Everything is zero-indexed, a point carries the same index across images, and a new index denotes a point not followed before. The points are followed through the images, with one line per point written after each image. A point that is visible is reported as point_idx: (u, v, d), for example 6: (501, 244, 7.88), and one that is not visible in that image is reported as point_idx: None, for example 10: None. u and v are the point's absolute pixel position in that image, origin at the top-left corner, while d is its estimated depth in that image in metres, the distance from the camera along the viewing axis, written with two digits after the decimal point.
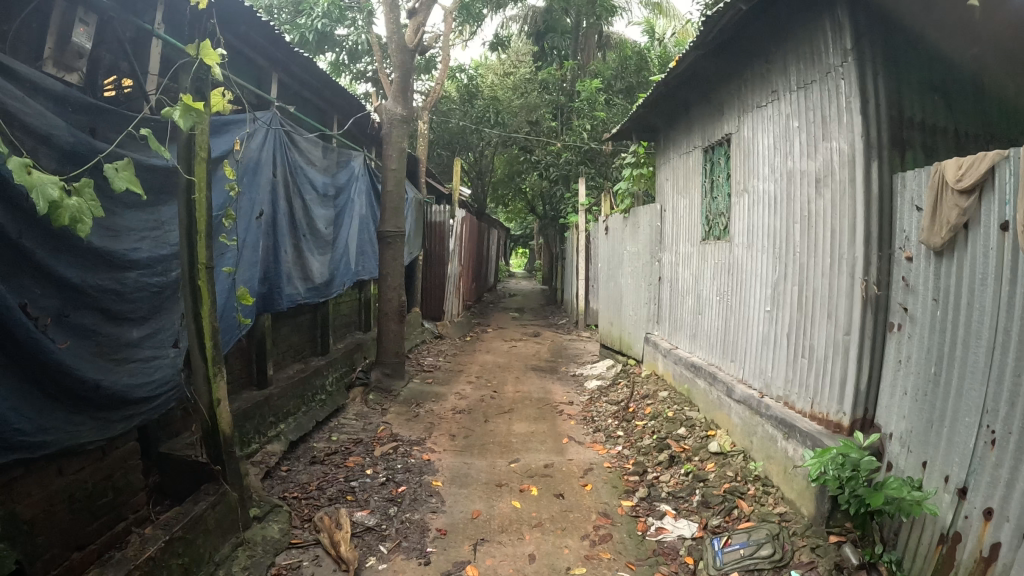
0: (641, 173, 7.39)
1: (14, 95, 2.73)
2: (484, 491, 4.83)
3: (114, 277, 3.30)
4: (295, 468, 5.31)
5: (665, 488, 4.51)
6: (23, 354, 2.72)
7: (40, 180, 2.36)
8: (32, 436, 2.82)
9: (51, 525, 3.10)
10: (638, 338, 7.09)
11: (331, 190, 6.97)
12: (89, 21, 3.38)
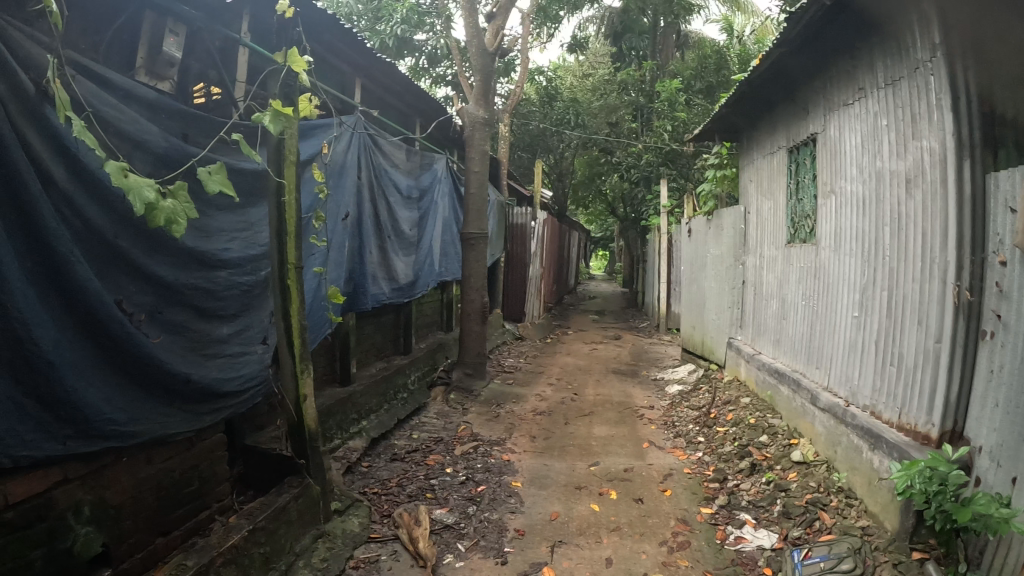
0: (724, 174, 7.21)
1: (109, 102, 2.89)
2: (563, 493, 4.82)
3: (205, 276, 3.45)
4: (376, 465, 5.43)
5: (745, 496, 4.39)
6: (117, 349, 2.88)
7: (137, 182, 2.50)
8: (125, 426, 2.98)
9: (137, 510, 3.26)
10: (721, 343, 6.93)
11: (415, 192, 7.10)
12: (181, 31, 3.54)
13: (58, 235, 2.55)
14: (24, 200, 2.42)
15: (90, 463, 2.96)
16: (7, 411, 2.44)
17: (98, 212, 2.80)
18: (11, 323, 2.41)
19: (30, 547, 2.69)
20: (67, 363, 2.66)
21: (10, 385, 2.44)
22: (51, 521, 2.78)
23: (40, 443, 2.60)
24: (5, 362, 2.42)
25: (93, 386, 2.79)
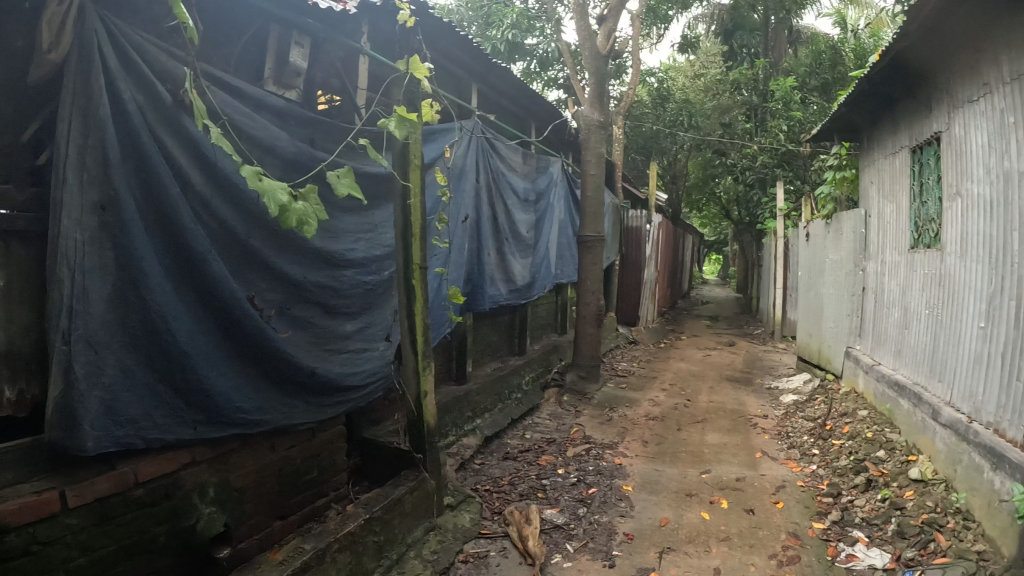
0: (844, 176, 6.88)
1: (241, 111, 3.10)
2: (672, 499, 4.76)
3: (332, 275, 3.64)
4: (488, 463, 5.53)
5: (859, 513, 4.20)
6: (251, 345, 3.08)
7: (271, 186, 2.69)
8: (252, 415, 3.15)
9: (258, 494, 3.43)
10: (838, 352, 6.62)
11: (532, 196, 7.17)
12: (306, 41, 3.75)
13: (195, 234, 2.75)
14: (163, 202, 2.63)
15: (215, 448, 3.13)
16: (144, 397, 2.62)
17: (230, 213, 3.00)
18: (150, 315, 2.59)
19: (155, 523, 2.86)
20: (202, 353, 2.83)
21: (147, 373, 2.63)
22: (176, 500, 2.94)
23: (172, 427, 2.77)
24: (143, 349, 2.60)
25: (224, 376, 2.96)
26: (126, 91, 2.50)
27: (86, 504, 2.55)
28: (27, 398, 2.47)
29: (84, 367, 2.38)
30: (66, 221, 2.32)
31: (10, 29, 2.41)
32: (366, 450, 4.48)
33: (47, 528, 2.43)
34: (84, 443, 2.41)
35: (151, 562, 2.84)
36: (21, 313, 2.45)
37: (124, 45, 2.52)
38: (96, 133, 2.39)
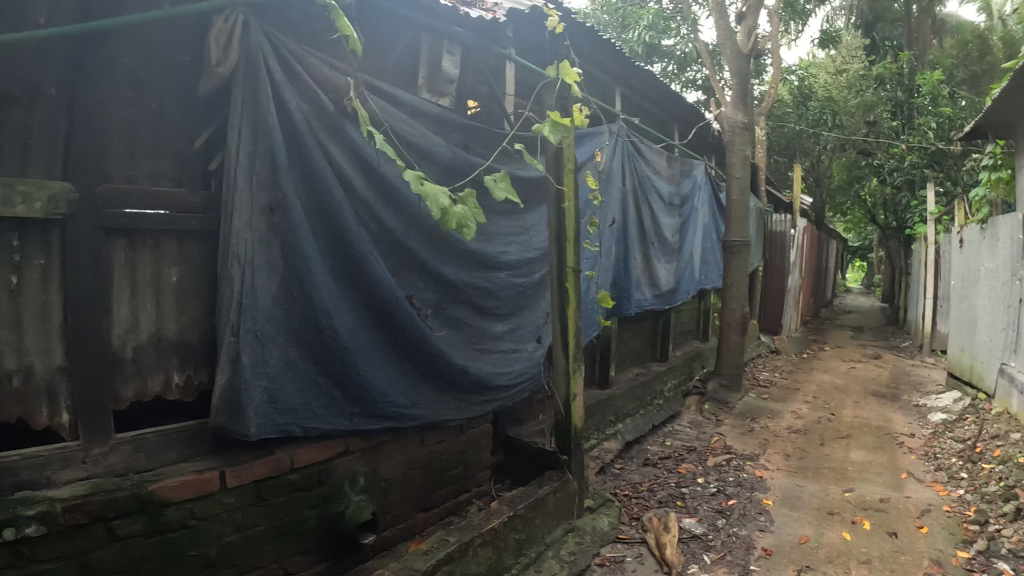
0: (998, 177, 6.31)
1: (402, 119, 2.74)
2: (810, 517, 4.31)
3: (485, 276, 3.11)
4: (628, 468, 5.14)
5: (1007, 544, 3.87)
6: (405, 343, 2.67)
7: (432, 189, 2.37)
8: (404, 409, 2.72)
9: (406, 487, 2.92)
10: (991, 369, 6.06)
11: (677, 199, 6.58)
12: (458, 50, 3.40)
13: (359, 238, 2.42)
14: (328, 207, 2.35)
15: (369, 436, 2.70)
16: (306, 387, 2.33)
17: (395, 214, 2.67)
18: (313, 311, 2.30)
19: (305, 506, 2.47)
20: (363, 350, 2.50)
21: (309, 365, 2.34)
22: (329, 486, 2.55)
23: (329, 418, 2.44)
24: (304, 341, 2.31)
25: (382, 371, 2.59)
26: (291, 98, 2.25)
27: (244, 485, 2.26)
28: (194, 383, 2.35)
29: (250, 358, 2.14)
30: (237, 222, 2.11)
31: (181, 44, 2.28)
32: (513, 448, 3.86)
33: (205, 505, 2.16)
34: (247, 428, 2.16)
35: (298, 546, 2.45)
36: (194, 305, 2.34)
37: (286, 54, 2.26)
38: (265, 140, 2.16)
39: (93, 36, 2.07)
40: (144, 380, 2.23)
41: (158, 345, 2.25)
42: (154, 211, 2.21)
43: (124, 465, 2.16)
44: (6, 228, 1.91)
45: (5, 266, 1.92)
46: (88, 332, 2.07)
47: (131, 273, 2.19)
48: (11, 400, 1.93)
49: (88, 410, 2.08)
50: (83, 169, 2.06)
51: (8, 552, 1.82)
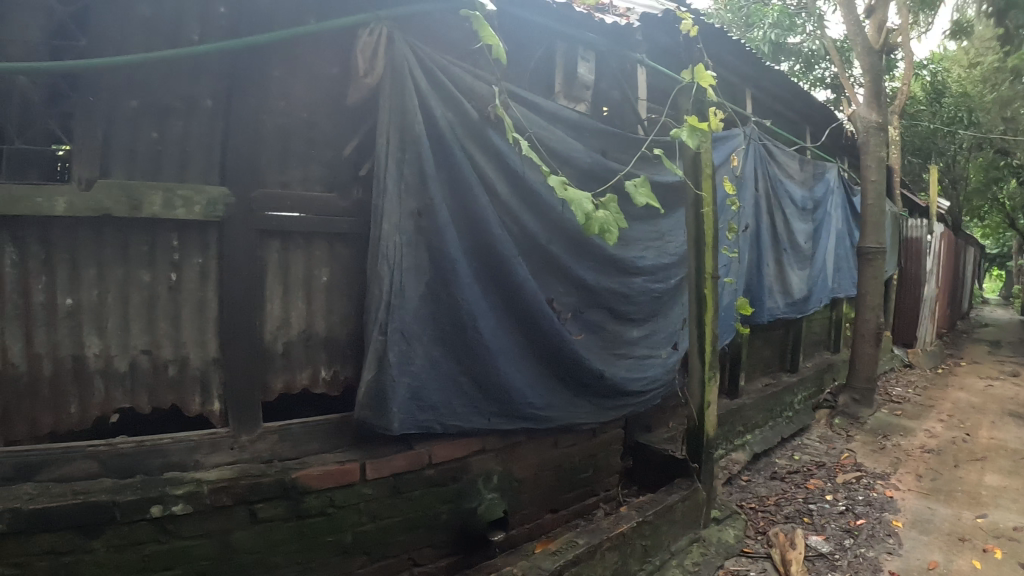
0: None
1: (543, 126, 2.50)
2: (941, 541, 3.66)
3: (621, 281, 2.82)
4: (755, 480, 4.42)
5: None
6: (546, 346, 2.46)
7: (577, 194, 2.14)
8: (541, 411, 2.50)
9: (537, 489, 2.81)
10: None
11: (811, 204, 5.28)
12: (593, 54, 3.08)
13: (504, 241, 2.28)
14: (474, 213, 2.22)
15: (505, 436, 2.64)
16: (448, 387, 2.22)
17: (540, 220, 2.49)
18: (458, 311, 2.19)
19: (439, 500, 2.45)
20: (504, 350, 2.34)
21: (452, 364, 2.22)
22: (463, 483, 2.51)
23: (471, 418, 2.31)
24: (448, 342, 2.20)
25: (521, 372, 2.41)
26: (437, 106, 2.15)
27: (382, 477, 2.29)
28: (340, 378, 2.41)
29: (398, 356, 2.06)
30: (386, 224, 2.03)
31: (330, 56, 2.30)
32: (641, 451, 3.52)
33: (344, 494, 2.21)
34: (390, 422, 2.08)
35: (428, 539, 2.42)
36: (343, 304, 2.40)
37: (431, 63, 2.17)
38: (412, 146, 2.08)
39: (243, 52, 2.14)
40: (293, 373, 2.31)
41: (307, 341, 2.33)
42: (305, 215, 2.26)
43: (270, 452, 2.23)
44: (168, 230, 2.07)
45: (166, 264, 2.08)
46: (242, 327, 2.18)
47: (284, 273, 2.27)
48: (168, 388, 2.11)
49: (238, 400, 2.18)
50: (240, 173, 2.15)
51: (156, 527, 1.96)
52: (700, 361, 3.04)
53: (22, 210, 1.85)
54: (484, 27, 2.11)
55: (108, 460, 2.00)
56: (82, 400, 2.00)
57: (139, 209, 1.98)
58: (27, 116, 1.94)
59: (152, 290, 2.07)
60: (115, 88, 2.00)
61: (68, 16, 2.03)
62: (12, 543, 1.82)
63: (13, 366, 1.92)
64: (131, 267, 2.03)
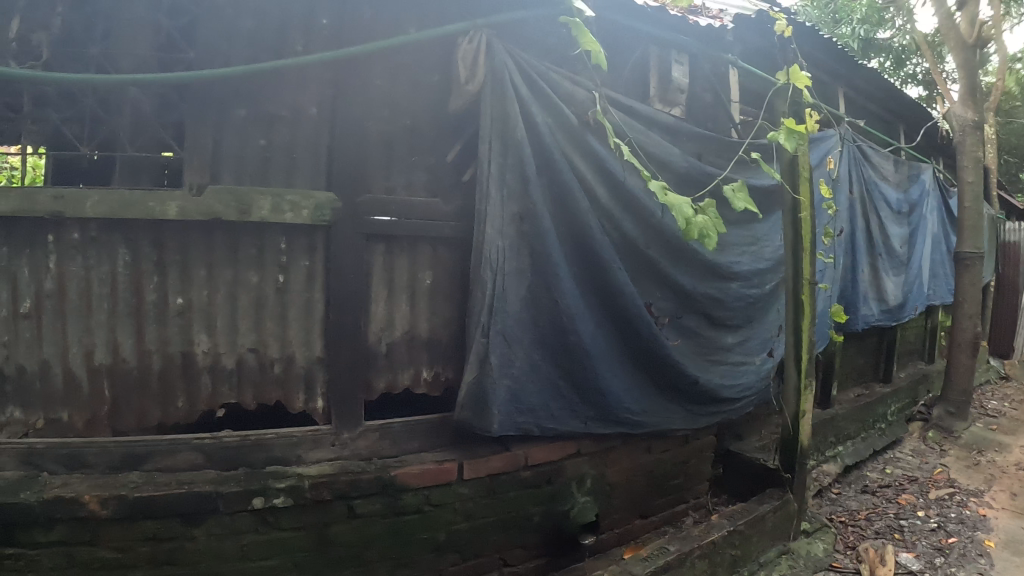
0: None
1: (638, 129, 2.60)
2: None
3: (718, 286, 2.83)
4: (846, 493, 4.32)
5: None
6: (645, 351, 2.48)
7: (677, 201, 2.25)
8: (636, 416, 2.52)
9: (630, 493, 2.83)
10: None
11: (905, 207, 5.12)
12: (686, 57, 3.14)
13: (605, 246, 2.29)
14: (575, 218, 2.25)
15: (601, 439, 2.67)
16: (546, 389, 2.24)
17: (638, 224, 2.51)
18: (559, 315, 2.21)
19: (532, 502, 2.49)
20: (602, 354, 2.35)
21: (551, 367, 2.25)
22: (558, 485, 2.55)
23: (567, 420, 2.32)
24: (548, 345, 2.23)
25: (618, 377, 2.42)
26: (538, 111, 2.19)
27: (479, 477, 2.36)
28: (441, 379, 2.49)
29: (499, 359, 2.09)
30: (489, 229, 2.06)
31: (430, 64, 2.38)
32: (732, 458, 3.51)
33: (440, 493, 2.29)
34: (489, 424, 2.11)
35: (520, 540, 2.47)
36: (445, 306, 2.47)
37: (532, 70, 2.21)
38: (514, 152, 2.12)
39: (348, 62, 2.23)
40: (394, 374, 2.40)
41: (410, 342, 2.42)
42: (412, 219, 2.33)
43: (370, 449, 2.33)
44: (276, 234, 2.19)
45: (274, 265, 2.20)
46: (347, 328, 2.28)
47: (388, 276, 2.36)
48: (273, 385, 2.24)
49: (341, 398, 2.29)
50: (344, 178, 2.22)
51: (255, 518, 2.10)
52: (795, 370, 3.03)
53: (137, 213, 2.01)
54: (584, 32, 2.17)
55: (213, 452, 2.15)
56: (189, 394, 2.17)
57: (249, 213, 2.09)
58: (139, 125, 2.12)
59: (261, 290, 2.20)
60: (222, 98, 2.13)
61: (176, 30, 2.20)
62: (118, 527, 2.02)
63: (125, 359, 2.13)
64: (241, 268, 2.17)
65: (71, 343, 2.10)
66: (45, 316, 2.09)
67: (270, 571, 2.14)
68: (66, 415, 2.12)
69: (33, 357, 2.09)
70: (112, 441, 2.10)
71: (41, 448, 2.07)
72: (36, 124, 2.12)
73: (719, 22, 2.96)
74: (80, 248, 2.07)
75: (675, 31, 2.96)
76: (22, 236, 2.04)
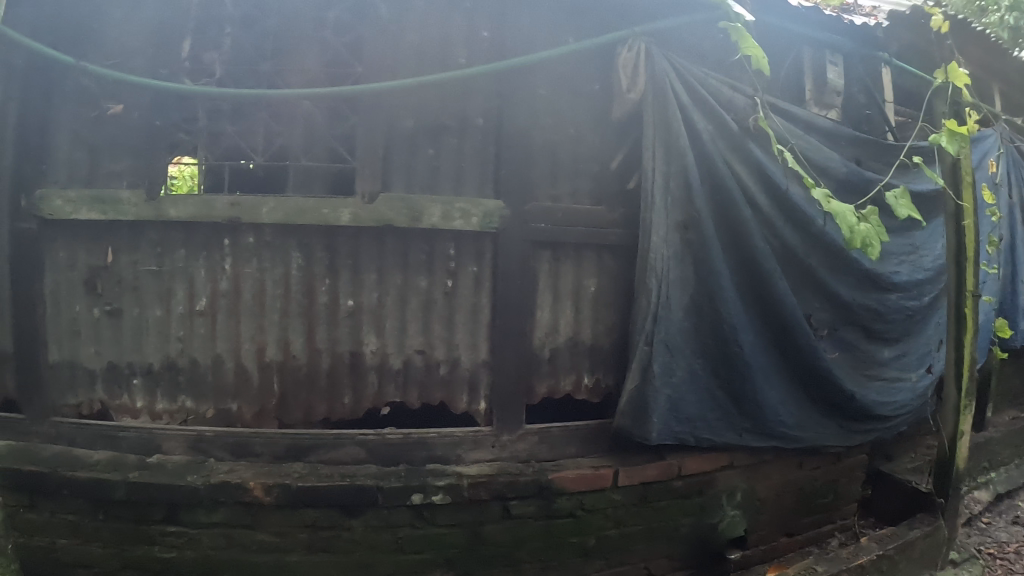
0: None
1: (798, 134, 2.74)
2: None
3: (876, 298, 2.84)
4: (998, 524, 4.12)
5: None
6: (801, 361, 2.59)
7: (840, 207, 2.32)
8: (790, 430, 2.65)
9: (778, 509, 2.88)
10: None
11: None
12: (840, 58, 3.20)
13: (767, 255, 2.46)
14: (736, 223, 2.44)
15: (754, 454, 2.72)
16: (703, 398, 2.45)
17: (797, 229, 2.62)
18: (721, 324, 2.41)
19: (683, 514, 2.59)
20: (761, 366, 2.51)
21: (709, 377, 2.45)
22: (707, 497, 2.63)
23: (722, 430, 2.52)
24: (709, 355, 2.44)
25: (775, 389, 2.57)
26: (699, 118, 2.39)
27: (633, 484, 2.46)
28: (601, 386, 2.58)
29: (661, 366, 2.33)
30: (655, 238, 2.31)
31: (590, 72, 2.50)
32: (883, 478, 3.38)
33: (593, 499, 2.41)
34: (648, 432, 2.35)
35: (666, 550, 2.58)
36: (609, 314, 2.57)
37: (690, 77, 2.41)
38: (678, 161, 2.34)
39: (518, 72, 2.38)
40: (557, 379, 2.52)
41: (573, 347, 2.53)
42: (577, 228, 2.46)
43: (528, 452, 2.45)
44: (445, 241, 2.37)
45: (443, 271, 2.38)
46: (512, 333, 2.41)
47: (554, 283, 2.48)
48: (438, 386, 2.41)
49: (502, 401, 2.42)
50: (512, 186, 2.37)
51: (412, 513, 2.25)
52: (954, 391, 2.88)
53: (310, 219, 2.25)
54: (745, 38, 2.22)
55: (376, 448, 2.33)
56: (356, 392, 2.38)
57: (420, 219, 2.29)
58: (312, 137, 2.32)
59: (430, 294, 2.38)
60: (394, 110, 2.33)
61: (343, 46, 2.34)
62: (279, 514, 2.22)
63: (296, 357, 2.36)
64: (411, 273, 2.37)
65: (244, 340, 2.35)
66: (220, 314, 2.34)
67: (424, 564, 2.29)
68: (236, 406, 2.37)
69: (208, 351, 2.36)
70: (277, 432, 2.32)
71: (208, 436, 2.33)
72: (212, 136, 2.33)
73: (874, 20, 2.94)
74: (255, 251, 2.31)
75: (829, 31, 3.00)
76: (201, 240, 2.32)
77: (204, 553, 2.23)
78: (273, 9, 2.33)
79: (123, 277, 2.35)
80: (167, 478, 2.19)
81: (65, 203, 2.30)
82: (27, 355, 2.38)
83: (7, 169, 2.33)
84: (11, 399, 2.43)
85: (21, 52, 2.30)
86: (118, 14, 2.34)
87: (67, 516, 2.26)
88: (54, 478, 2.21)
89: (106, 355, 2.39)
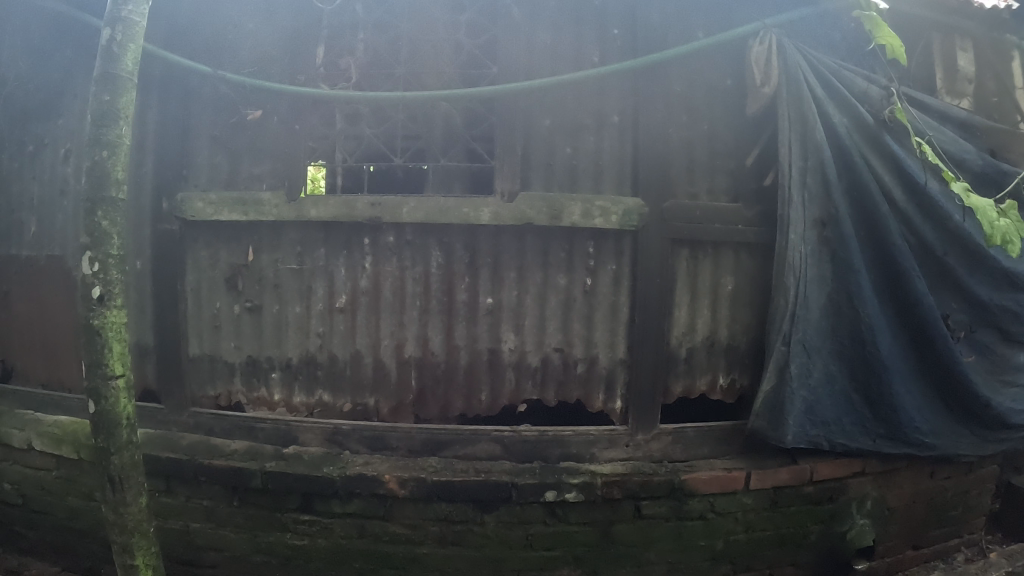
0: None
1: (933, 125, 2.61)
2: None
3: (1017, 298, 2.64)
4: None
5: None
6: (940, 364, 2.46)
7: (980, 202, 2.23)
8: (926, 437, 2.51)
9: (907, 519, 2.75)
10: None
11: None
12: (970, 41, 2.99)
13: (906, 253, 2.36)
14: (872, 218, 2.35)
15: (886, 461, 2.60)
16: (840, 400, 2.38)
17: (935, 226, 2.51)
18: (859, 325, 2.33)
19: (811, 521, 2.51)
20: (897, 369, 2.41)
21: (846, 379, 2.38)
22: (838, 505, 2.54)
23: (857, 435, 2.43)
24: (846, 357, 2.36)
25: (910, 394, 2.45)
26: (835, 112, 2.33)
27: (764, 488, 2.41)
28: (736, 387, 2.55)
29: (799, 368, 2.29)
30: (793, 235, 2.28)
31: (725, 67, 2.47)
32: (1016, 494, 3.17)
33: (724, 501, 2.38)
34: (783, 434, 2.31)
35: (792, 558, 2.51)
36: (746, 314, 2.52)
37: (826, 69, 2.35)
38: (814, 154, 2.29)
39: (652, 67, 2.38)
40: (693, 378, 2.51)
41: (710, 347, 2.51)
42: (715, 225, 2.43)
43: (661, 452, 2.44)
44: (585, 239, 2.39)
45: (582, 269, 2.40)
46: (651, 331, 2.41)
47: (691, 282, 2.46)
48: (576, 384, 2.44)
49: (639, 401, 2.42)
50: (652, 184, 2.37)
51: (545, 510, 2.28)
52: None
53: (450, 219, 2.30)
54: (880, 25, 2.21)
55: (511, 445, 2.37)
56: (493, 389, 2.43)
57: (560, 218, 2.32)
58: (450, 139, 2.40)
59: (570, 292, 2.41)
60: (530, 109, 2.37)
61: (477, 47, 2.39)
62: (412, 506, 2.28)
63: (434, 353, 2.42)
64: (551, 271, 2.39)
65: (383, 336, 2.43)
66: (359, 311, 2.43)
67: (552, 561, 2.31)
68: (374, 401, 2.46)
69: (347, 346, 2.45)
70: (414, 427, 2.39)
71: (346, 429, 2.42)
72: (351, 139, 2.42)
73: None
74: (395, 249, 2.39)
75: (960, 15, 2.87)
76: (341, 240, 2.41)
77: (337, 541, 2.32)
78: (409, 13, 2.40)
79: (265, 275, 2.47)
80: (306, 468, 2.29)
81: (206, 205, 2.45)
82: (171, 348, 2.55)
83: (148, 174, 2.54)
84: (154, 389, 2.61)
85: (159, 64, 2.51)
86: (251, 26, 2.46)
87: (202, 501, 2.40)
88: (191, 465, 2.36)
89: (247, 349, 2.51)
